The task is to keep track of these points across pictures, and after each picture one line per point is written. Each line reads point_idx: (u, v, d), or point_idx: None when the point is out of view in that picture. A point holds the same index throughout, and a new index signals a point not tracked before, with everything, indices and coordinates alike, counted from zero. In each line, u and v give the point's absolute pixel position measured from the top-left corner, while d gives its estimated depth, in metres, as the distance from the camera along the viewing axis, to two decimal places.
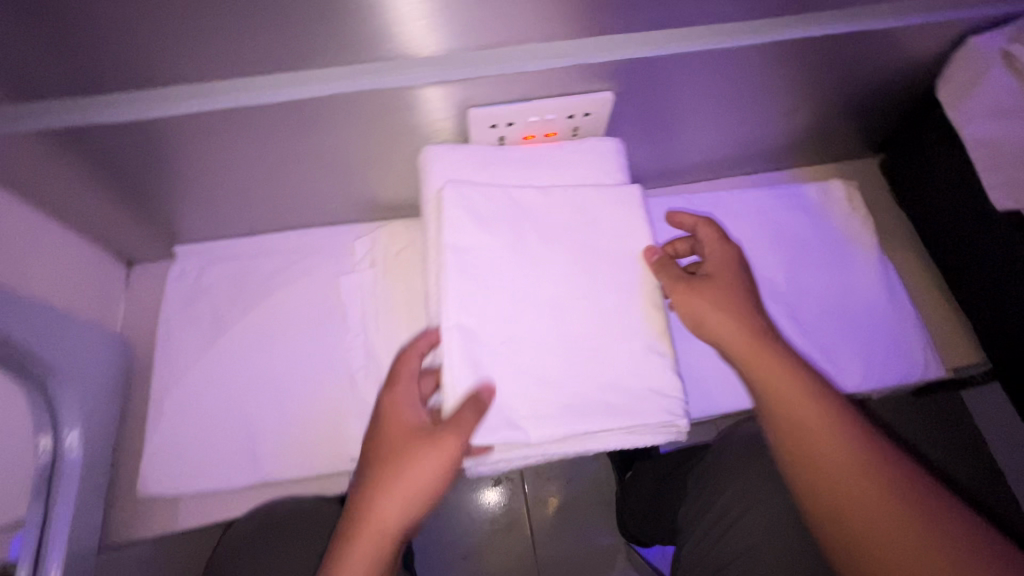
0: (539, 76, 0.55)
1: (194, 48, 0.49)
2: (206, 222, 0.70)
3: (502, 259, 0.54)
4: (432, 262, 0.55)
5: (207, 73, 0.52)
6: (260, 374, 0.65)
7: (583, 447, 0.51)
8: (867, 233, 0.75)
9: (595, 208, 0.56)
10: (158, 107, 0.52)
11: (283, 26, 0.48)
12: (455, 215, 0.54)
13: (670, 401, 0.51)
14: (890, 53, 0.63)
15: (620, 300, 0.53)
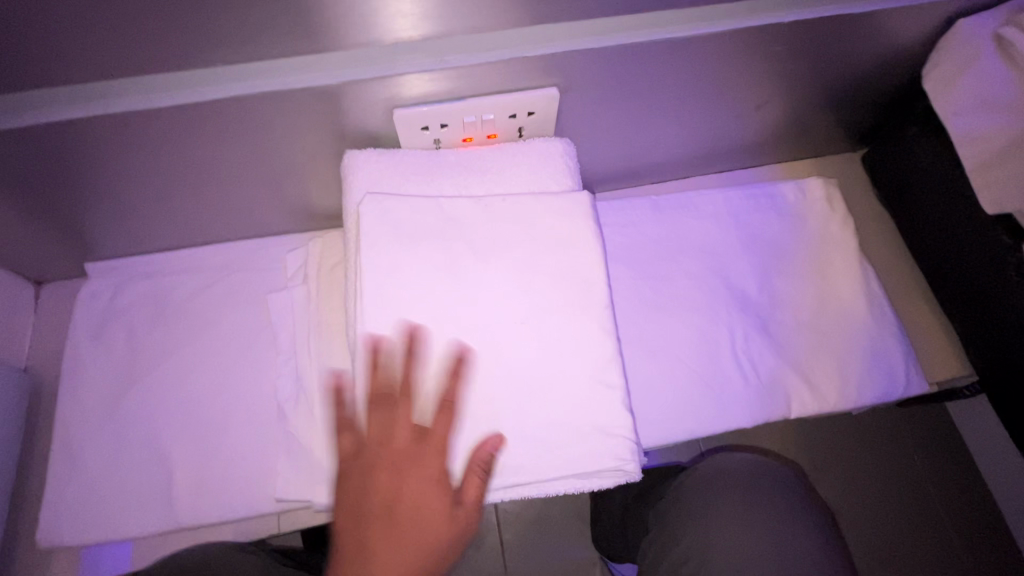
0: (471, 72, 0.49)
1: (62, 44, 0.42)
2: (119, 237, 0.63)
3: (430, 282, 0.48)
4: (353, 285, 0.49)
5: (89, 74, 0.46)
6: (180, 406, 0.59)
7: (523, 491, 0.47)
8: (845, 237, 0.69)
9: (536, 220, 0.50)
10: (35, 114, 0.46)
11: (164, 18, 0.41)
12: (376, 232, 0.48)
13: (618, 441, 0.46)
14: (868, 40, 0.57)
15: (563, 325, 0.47)
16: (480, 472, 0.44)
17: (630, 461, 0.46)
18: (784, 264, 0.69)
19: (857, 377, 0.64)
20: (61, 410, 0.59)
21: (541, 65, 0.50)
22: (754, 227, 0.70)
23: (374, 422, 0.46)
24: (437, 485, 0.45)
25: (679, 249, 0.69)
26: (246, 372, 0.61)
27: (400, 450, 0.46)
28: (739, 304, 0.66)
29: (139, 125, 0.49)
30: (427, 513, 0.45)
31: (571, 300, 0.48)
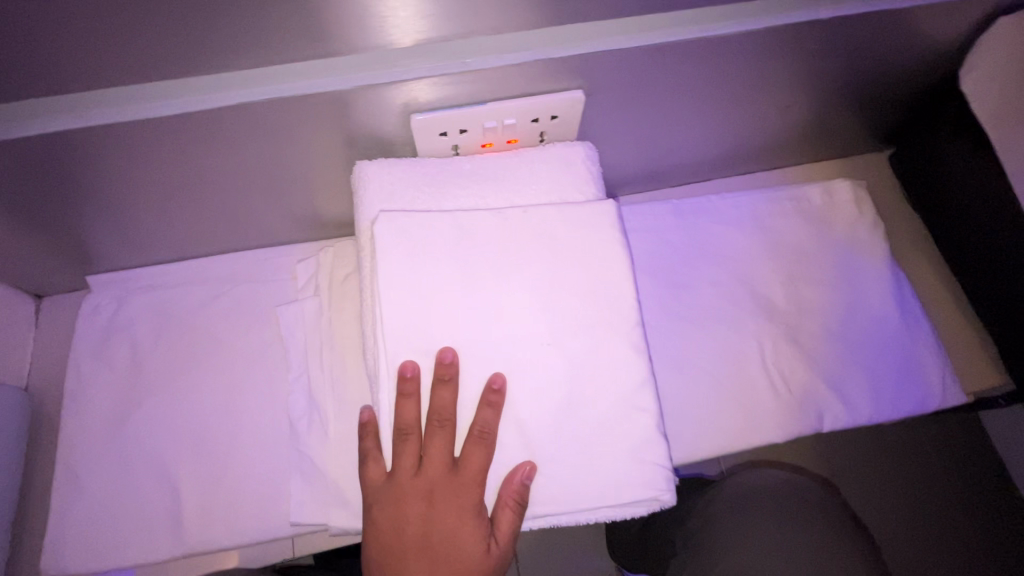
0: (492, 75, 0.46)
1: (62, 50, 0.40)
2: (121, 248, 0.61)
3: (452, 299, 0.45)
4: (370, 301, 0.47)
5: (91, 81, 0.43)
6: (188, 426, 0.57)
7: (550, 522, 0.44)
8: (875, 243, 0.67)
9: (564, 231, 0.47)
10: (35, 124, 0.44)
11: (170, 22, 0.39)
12: (394, 244, 0.45)
13: (653, 466, 0.43)
14: (905, 37, 0.54)
15: (593, 344, 0.45)
16: (515, 507, 0.42)
17: (665, 489, 0.43)
18: (814, 271, 0.66)
19: (891, 389, 0.61)
20: (64, 430, 0.57)
21: (566, 67, 0.47)
22: (781, 232, 0.68)
23: (405, 454, 0.43)
24: (469, 519, 0.43)
25: (703, 256, 0.66)
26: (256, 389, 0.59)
27: (431, 483, 0.43)
28: (767, 314, 0.64)
29: (141, 133, 0.46)
30: (457, 548, 0.43)
31: (600, 316, 0.45)
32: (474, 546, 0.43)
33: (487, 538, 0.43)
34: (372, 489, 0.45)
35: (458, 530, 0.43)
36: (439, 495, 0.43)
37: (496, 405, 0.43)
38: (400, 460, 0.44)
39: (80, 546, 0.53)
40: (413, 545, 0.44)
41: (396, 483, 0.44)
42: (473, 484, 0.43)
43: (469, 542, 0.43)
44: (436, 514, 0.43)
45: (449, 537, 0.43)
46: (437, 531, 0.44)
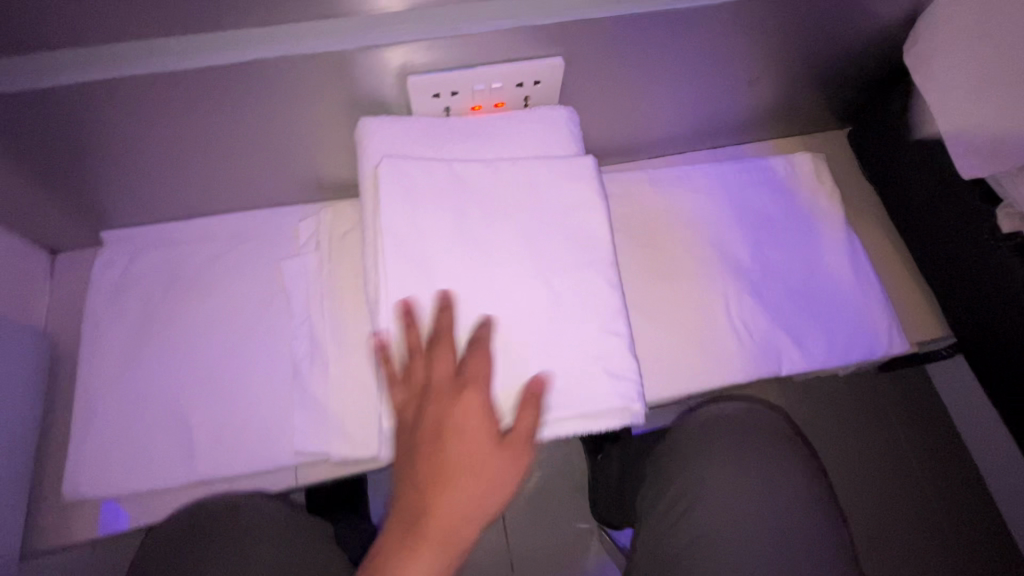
0: (481, 38, 0.51)
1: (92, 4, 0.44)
2: (132, 205, 0.65)
3: (445, 239, 0.50)
4: (370, 242, 0.52)
5: (118, 35, 0.48)
6: (200, 368, 0.61)
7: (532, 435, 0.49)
8: (832, 208, 0.73)
9: (545, 181, 0.53)
10: (61, 75, 0.48)
11: None
12: (392, 190, 0.50)
13: (625, 383, 0.48)
14: (856, 15, 0.60)
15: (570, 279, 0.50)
16: (532, 407, 0.46)
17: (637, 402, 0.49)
18: (776, 233, 0.72)
19: (843, 337, 0.67)
20: (81, 371, 0.61)
21: (547, 34, 0.52)
22: (747, 198, 0.74)
23: (413, 372, 0.47)
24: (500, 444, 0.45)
25: (676, 218, 0.72)
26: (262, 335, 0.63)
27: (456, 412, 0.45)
28: (733, 270, 0.69)
29: (159, 86, 0.50)
30: (489, 474, 0.45)
31: (577, 257, 0.51)
32: (506, 469, 0.45)
33: (513, 463, 0.45)
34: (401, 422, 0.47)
35: (490, 456, 0.45)
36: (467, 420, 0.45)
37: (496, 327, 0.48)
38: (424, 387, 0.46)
39: (98, 474, 0.57)
40: (440, 481, 0.45)
41: (420, 413, 0.46)
42: (488, 404, 0.46)
43: (501, 467, 0.45)
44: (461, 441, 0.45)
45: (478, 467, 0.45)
46: (464, 462, 0.45)
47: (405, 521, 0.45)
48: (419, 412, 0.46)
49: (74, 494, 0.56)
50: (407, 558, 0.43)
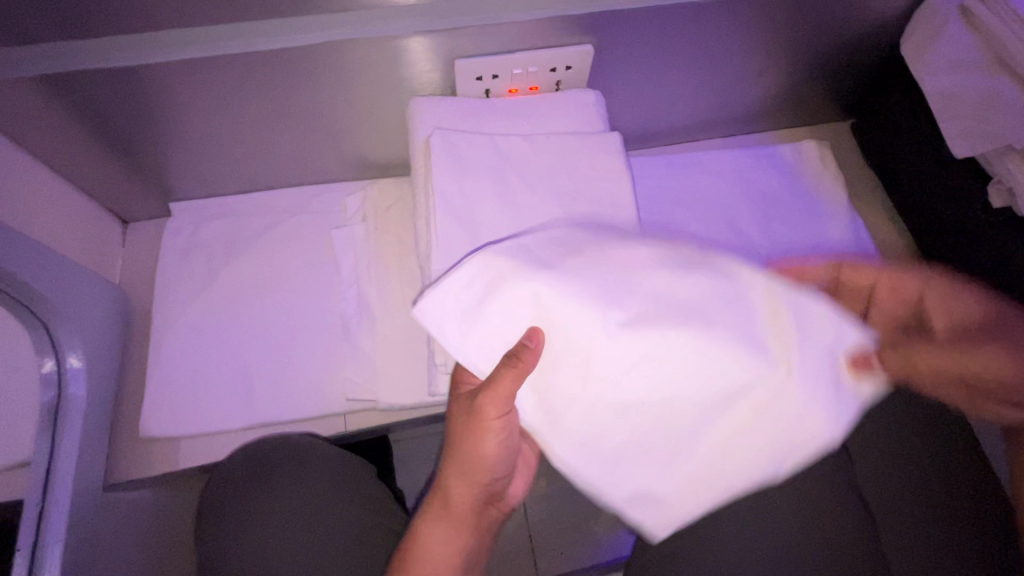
0: (522, 26, 0.57)
1: None
2: (199, 180, 0.72)
3: (489, 205, 0.57)
4: (421, 204, 0.59)
5: (202, 16, 0.53)
6: (259, 325, 0.68)
7: None
8: (836, 190, 0.79)
9: (576, 155, 0.60)
10: (151, 53, 0.53)
11: None
12: (440, 159, 0.57)
13: None
14: (858, 10, 0.66)
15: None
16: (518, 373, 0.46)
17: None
18: (784, 213, 0.78)
19: None
20: (155, 324, 0.68)
21: (580, 23, 0.59)
22: (758, 181, 0.80)
23: (492, 399, 0.48)
24: (489, 433, 0.52)
25: (691, 199, 0.78)
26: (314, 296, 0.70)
27: (476, 420, 0.51)
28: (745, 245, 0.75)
29: (235, 65, 0.55)
30: (480, 455, 0.54)
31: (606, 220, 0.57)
32: (499, 445, 0.54)
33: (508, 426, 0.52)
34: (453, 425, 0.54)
35: (481, 446, 0.53)
36: (507, 427, 0.52)
37: (530, 356, 0.46)
38: (480, 412, 0.50)
39: (171, 416, 0.64)
40: (457, 460, 0.55)
41: (468, 418, 0.52)
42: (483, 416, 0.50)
43: (489, 448, 0.53)
44: (466, 449, 0.54)
45: (473, 454, 0.53)
46: (461, 452, 0.54)
47: (436, 504, 0.57)
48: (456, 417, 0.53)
49: (152, 433, 0.63)
50: (431, 528, 0.56)
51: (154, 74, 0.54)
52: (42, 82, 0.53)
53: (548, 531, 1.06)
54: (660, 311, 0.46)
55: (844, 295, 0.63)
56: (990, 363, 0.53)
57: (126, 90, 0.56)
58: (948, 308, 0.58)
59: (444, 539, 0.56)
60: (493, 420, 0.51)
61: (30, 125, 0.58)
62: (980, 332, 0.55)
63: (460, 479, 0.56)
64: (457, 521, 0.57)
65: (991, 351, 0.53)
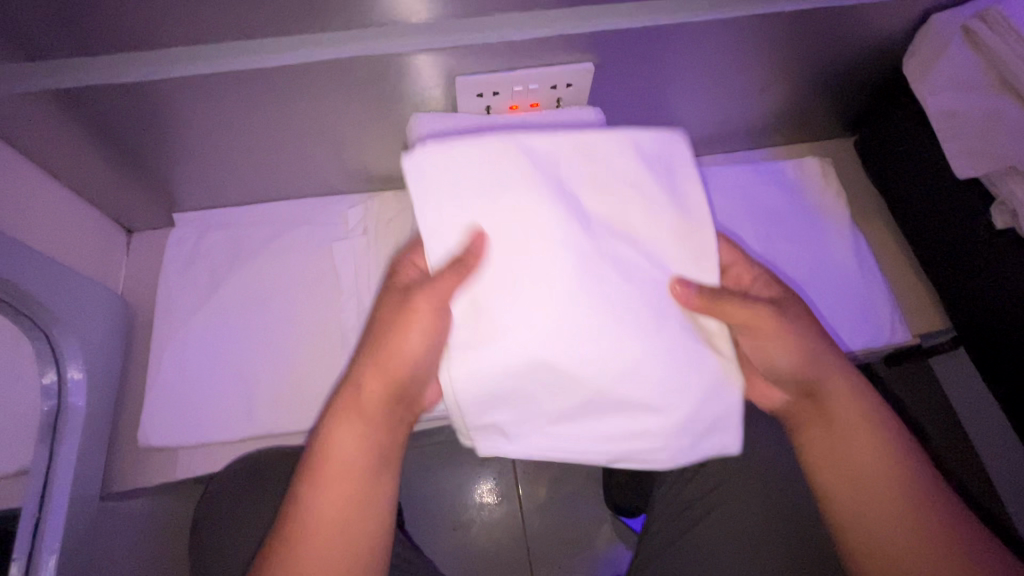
0: (522, 44, 0.58)
1: (194, 11, 0.50)
2: (203, 191, 0.73)
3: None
4: None
5: (209, 34, 0.53)
6: (259, 337, 0.68)
7: None
8: (838, 208, 0.79)
9: None
10: (156, 69, 0.54)
11: None
12: None
13: None
14: (860, 30, 0.66)
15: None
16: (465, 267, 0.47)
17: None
18: (785, 230, 0.78)
19: (847, 325, 0.72)
20: (156, 334, 0.69)
21: (580, 41, 0.59)
22: (759, 197, 0.80)
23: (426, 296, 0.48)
24: (428, 310, 0.49)
25: None
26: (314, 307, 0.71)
27: (408, 311, 0.50)
28: (745, 260, 0.75)
29: (239, 81, 0.56)
30: (404, 351, 0.51)
31: None
32: (420, 354, 0.51)
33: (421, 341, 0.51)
34: (382, 328, 0.52)
35: (404, 344, 0.50)
36: (434, 304, 0.48)
37: (474, 259, 0.47)
38: (415, 321, 0.49)
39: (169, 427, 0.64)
40: (382, 359, 0.53)
41: (399, 318, 0.51)
42: (411, 323, 0.50)
43: (412, 356, 0.51)
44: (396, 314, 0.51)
45: (399, 329, 0.51)
46: (386, 355, 0.52)
47: (346, 403, 0.54)
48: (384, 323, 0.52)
49: (151, 443, 0.64)
50: (337, 428, 0.53)
51: (158, 90, 0.55)
52: (49, 97, 0.54)
53: (546, 544, 1.05)
54: (623, 351, 0.47)
55: (761, 317, 0.51)
56: (890, 523, 0.50)
57: (132, 105, 0.57)
58: (868, 462, 0.52)
59: (350, 444, 0.52)
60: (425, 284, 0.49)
61: (39, 136, 0.59)
62: (892, 497, 0.51)
63: (375, 358, 0.53)
64: (366, 424, 0.53)
65: (926, 519, 0.50)
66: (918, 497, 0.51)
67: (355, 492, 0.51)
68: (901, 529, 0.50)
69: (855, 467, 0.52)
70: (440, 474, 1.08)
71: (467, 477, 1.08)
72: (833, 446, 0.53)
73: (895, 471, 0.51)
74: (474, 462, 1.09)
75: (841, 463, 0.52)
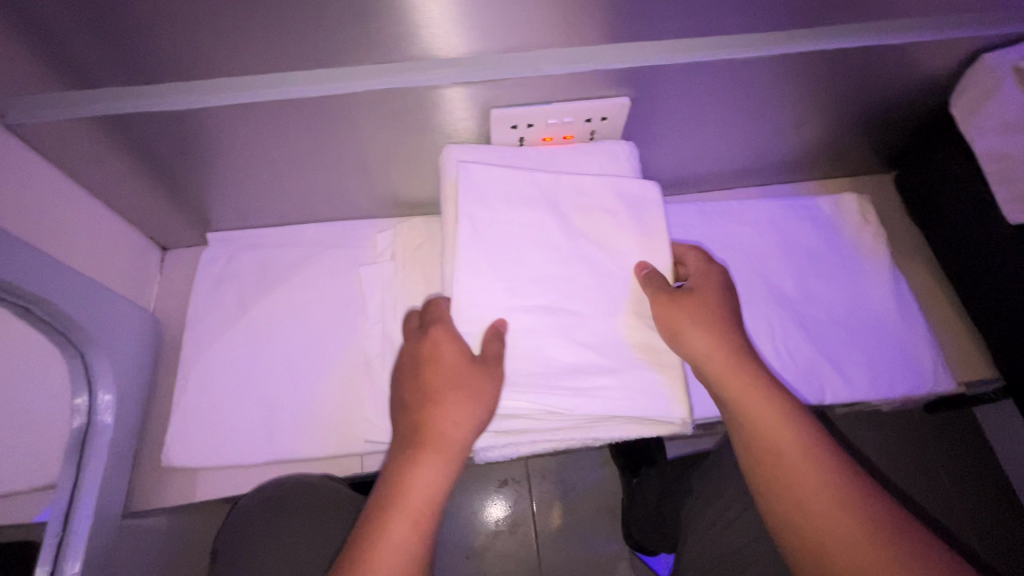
0: (558, 79, 0.58)
1: (240, 44, 0.51)
2: (236, 213, 0.74)
3: (510, 256, 0.58)
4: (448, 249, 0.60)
5: (252, 65, 0.54)
6: (284, 360, 0.69)
7: (586, 436, 0.56)
8: (877, 247, 0.76)
9: (609, 211, 0.61)
10: (201, 98, 0.55)
11: (319, 26, 0.50)
12: (470, 209, 0.58)
13: (662, 395, 0.55)
14: (904, 69, 0.64)
15: (615, 292, 0.58)
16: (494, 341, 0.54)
17: (678, 408, 0.55)
18: (821, 268, 0.75)
19: (888, 371, 0.69)
20: (184, 352, 0.69)
21: (617, 77, 0.59)
22: (793, 233, 0.77)
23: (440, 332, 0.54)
24: (477, 394, 0.52)
25: (724, 250, 0.76)
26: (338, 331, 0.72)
27: (460, 379, 0.52)
28: (779, 298, 0.73)
29: (278, 109, 0.57)
30: (454, 428, 0.51)
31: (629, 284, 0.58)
32: (466, 429, 0.52)
33: (470, 409, 0.52)
34: (431, 386, 0.53)
35: (454, 419, 0.51)
36: (482, 394, 0.52)
37: (496, 347, 0.54)
38: (459, 388, 0.52)
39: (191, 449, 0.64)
40: (429, 445, 0.51)
41: (443, 364, 0.53)
42: (448, 380, 0.52)
43: (461, 425, 0.52)
44: (438, 382, 0.53)
45: (454, 403, 0.51)
46: (440, 416, 0.51)
47: (426, 441, 0.51)
48: (435, 387, 0.53)
49: (174, 465, 0.64)
50: (419, 467, 0.50)
51: (199, 118, 0.57)
52: (96, 122, 0.56)
53: None
54: (599, 351, 0.56)
55: (686, 303, 0.55)
56: (825, 527, 0.47)
57: (174, 131, 0.58)
58: (796, 459, 0.49)
59: (431, 480, 0.50)
60: (475, 370, 0.52)
61: (84, 159, 0.60)
62: (827, 498, 0.48)
63: (422, 447, 0.51)
64: (446, 463, 0.51)
65: (853, 519, 0.47)
66: (849, 493, 0.48)
67: (422, 536, 0.49)
68: (836, 529, 0.47)
69: (781, 466, 0.50)
70: (455, 500, 1.07)
71: (482, 503, 1.06)
72: (757, 444, 0.51)
73: (823, 465, 0.49)
74: (490, 489, 1.07)
75: (767, 464, 0.50)
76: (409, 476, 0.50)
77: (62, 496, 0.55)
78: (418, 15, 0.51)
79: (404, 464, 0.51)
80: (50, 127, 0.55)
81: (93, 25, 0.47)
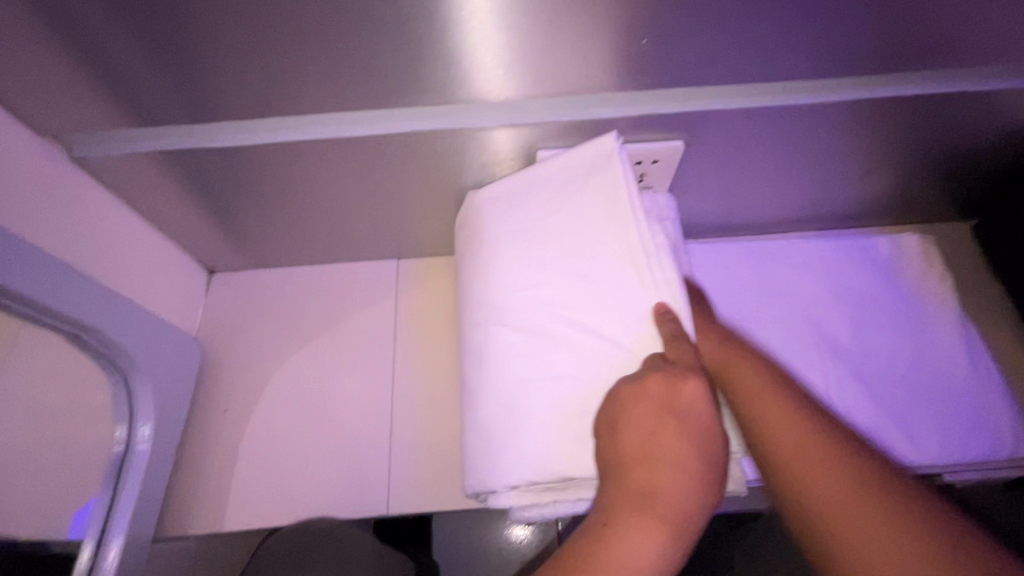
0: (609, 122, 0.56)
1: (287, 93, 0.51)
2: (281, 241, 0.75)
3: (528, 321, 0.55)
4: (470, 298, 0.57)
5: (296, 109, 0.54)
6: (629, 354, 0.49)
7: None
8: (944, 298, 0.70)
9: None
10: (250, 138, 0.56)
11: (362, 70, 0.49)
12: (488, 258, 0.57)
13: None
14: (992, 119, 0.59)
15: None
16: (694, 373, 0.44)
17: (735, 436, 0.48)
18: (878, 315, 0.69)
19: (960, 432, 0.62)
20: (232, 389, 0.75)
21: (670, 121, 0.56)
22: (847, 278, 0.72)
23: (663, 387, 0.43)
24: (692, 466, 0.40)
25: (770, 295, 0.71)
26: (381, 364, 0.76)
27: (661, 453, 0.41)
28: (834, 351, 0.67)
29: (322, 150, 0.58)
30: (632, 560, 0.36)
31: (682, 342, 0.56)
32: (688, 498, 0.39)
33: (688, 473, 0.40)
34: (634, 424, 0.43)
35: (673, 484, 0.39)
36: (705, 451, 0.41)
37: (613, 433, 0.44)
38: (665, 455, 0.41)
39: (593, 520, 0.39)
40: (661, 498, 0.39)
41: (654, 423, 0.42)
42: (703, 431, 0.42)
43: (679, 491, 0.39)
44: (661, 441, 0.41)
45: (666, 467, 0.40)
46: (645, 487, 0.39)
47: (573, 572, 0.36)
48: (625, 455, 0.42)
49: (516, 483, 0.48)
50: (628, 531, 0.37)
51: (247, 155, 0.58)
52: (155, 158, 0.58)
53: None
54: None
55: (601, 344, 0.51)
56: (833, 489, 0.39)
57: (225, 167, 0.59)
58: (788, 436, 0.43)
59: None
60: (673, 431, 0.41)
61: (142, 191, 0.63)
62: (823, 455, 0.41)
63: (633, 492, 0.39)
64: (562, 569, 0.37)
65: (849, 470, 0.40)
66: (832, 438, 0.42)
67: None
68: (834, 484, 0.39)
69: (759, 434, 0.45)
70: None
71: None
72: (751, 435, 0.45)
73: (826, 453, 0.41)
74: None
75: (763, 445, 0.44)
76: (623, 539, 0.37)
77: (97, 516, 0.58)
78: (471, 63, 0.49)
79: (593, 525, 0.39)
80: (112, 160, 0.58)
81: (156, 69, 0.48)
